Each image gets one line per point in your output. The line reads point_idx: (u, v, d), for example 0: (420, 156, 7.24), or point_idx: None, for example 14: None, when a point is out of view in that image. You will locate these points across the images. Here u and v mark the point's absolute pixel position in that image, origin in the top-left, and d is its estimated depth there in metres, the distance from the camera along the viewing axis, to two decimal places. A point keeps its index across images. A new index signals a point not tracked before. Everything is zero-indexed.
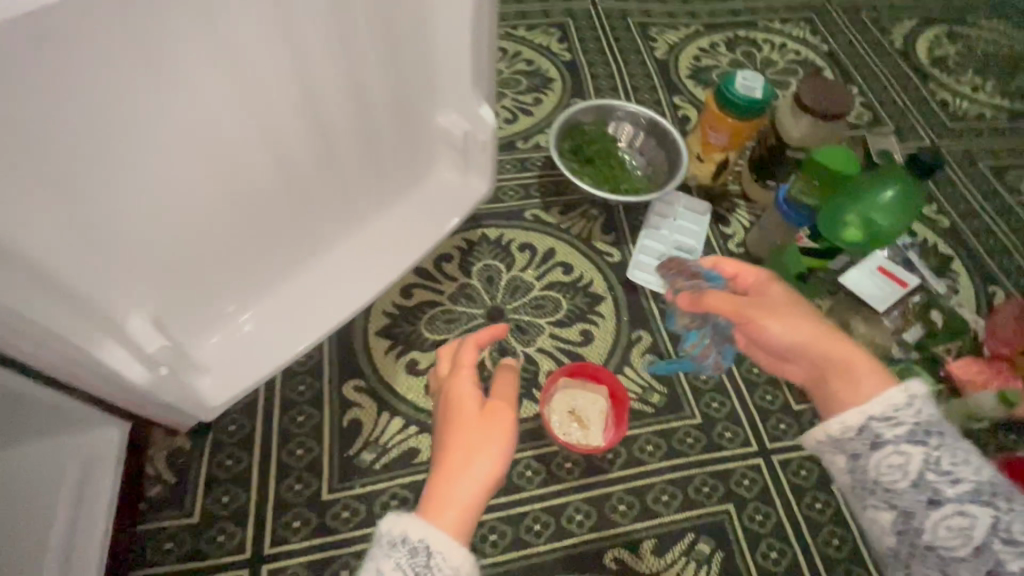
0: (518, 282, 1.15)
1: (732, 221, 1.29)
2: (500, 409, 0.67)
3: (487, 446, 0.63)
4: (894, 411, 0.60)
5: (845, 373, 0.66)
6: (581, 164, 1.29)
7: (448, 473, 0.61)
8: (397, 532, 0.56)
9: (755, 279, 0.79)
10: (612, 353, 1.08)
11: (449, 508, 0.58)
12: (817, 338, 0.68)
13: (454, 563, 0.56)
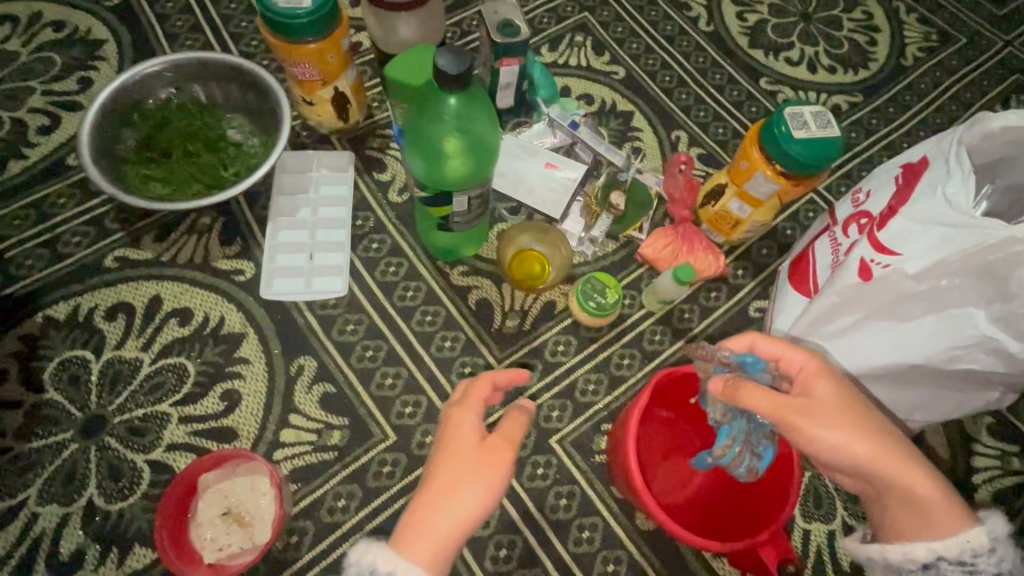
0: (117, 366, 0.85)
1: (387, 163, 1.04)
2: (499, 447, 0.59)
3: (471, 488, 0.56)
4: (976, 557, 0.54)
5: (918, 509, 0.57)
6: (156, 166, 0.93)
7: (429, 505, 0.56)
8: (386, 570, 0.53)
9: (799, 365, 0.65)
10: (270, 404, 0.84)
11: (423, 540, 0.54)
12: (880, 460, 0.58)
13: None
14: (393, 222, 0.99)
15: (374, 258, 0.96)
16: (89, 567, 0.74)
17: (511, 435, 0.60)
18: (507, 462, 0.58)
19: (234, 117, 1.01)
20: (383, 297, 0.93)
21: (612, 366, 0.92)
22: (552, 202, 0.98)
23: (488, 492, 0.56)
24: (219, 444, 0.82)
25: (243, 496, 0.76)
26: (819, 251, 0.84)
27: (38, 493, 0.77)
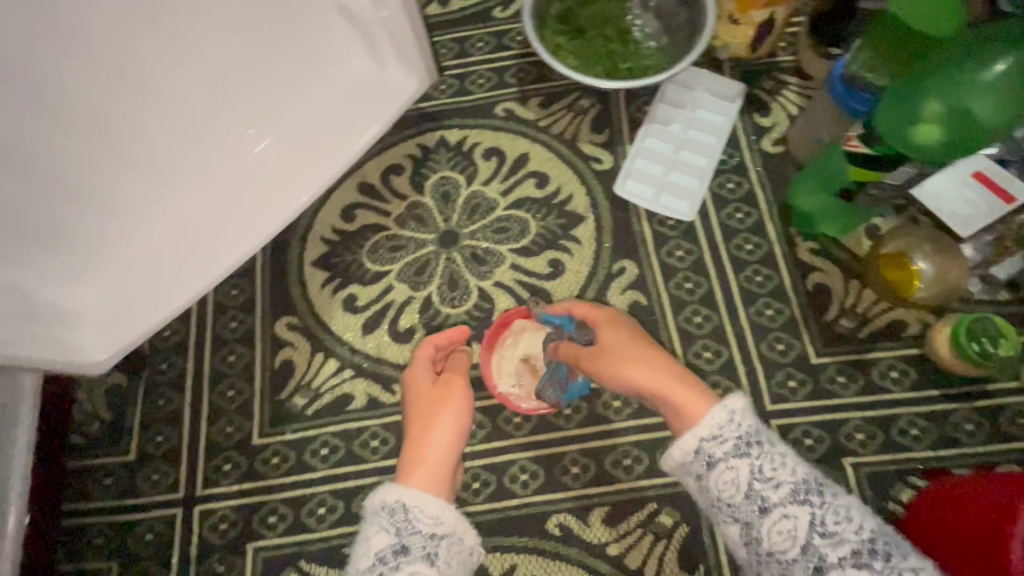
0: (478, 199, 0.96)
1: (773, 108, 0.96)
2: (449, 381, 0.67)
3: (447, 412, 0.63)
4: (803, 492, 0.48)
5: (685, 413, 0.55)
6: (570, 38, 0.98)
7: (421, 425, 0.63)
8: (391, 501, 0.54)
9: (595, 318, 0.68)
10: (585, 288, 0.89)
11: (431, 458, 0.59)
12: (655, 381, 0.58)
13: (433, 514, 0.54)
14: (757, 170, 0.93)
15: (724, 198, 0.92)
16: (415, 346, 0.88)
17: (646, 339, 0.65)
18: (688, 371, 0.58)
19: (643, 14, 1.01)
20: (720, 238, 0.90)
21: (950, 423, 0.79)
22: None
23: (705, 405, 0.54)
24: (534, 301, 0.89)
25: (545, 355, 0.79)
26: None
27: (396, 272, 0.92)
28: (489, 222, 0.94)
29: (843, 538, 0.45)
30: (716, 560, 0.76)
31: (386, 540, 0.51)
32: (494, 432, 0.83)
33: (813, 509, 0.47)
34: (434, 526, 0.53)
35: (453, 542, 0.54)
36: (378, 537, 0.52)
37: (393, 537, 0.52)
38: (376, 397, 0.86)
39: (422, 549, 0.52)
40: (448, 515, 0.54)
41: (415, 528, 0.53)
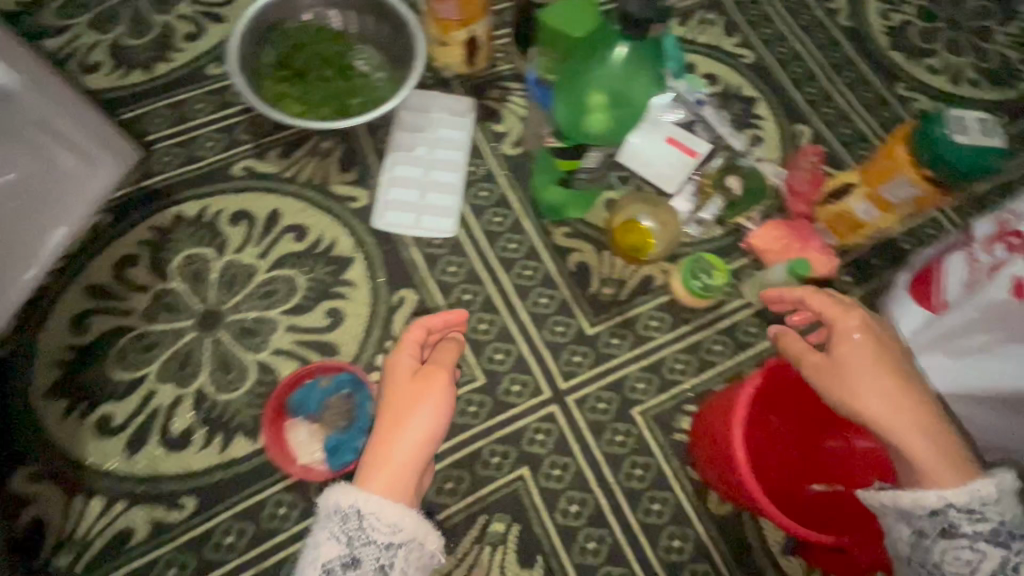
0: (234, 269, 0.89)
1: (504, 115, 1.03)
2: (433, 376, 0.63)
3: (440, 416, 0.60)
4: (980, 505, 0.52)
5: (934, 459, 0.56)
6: (292, 84, 0.96)
7: (385, 435, 0.59)
8: (346, 506, 0.55)
9: (851, 330, 0.63)
10: (369, 329, 0.87)
11: (396, 456, 0.58)
12: (895, 422, 0.58)
13: (390, 521, 0.55)
14: (503, 174, 0.99)
15: (481, 207, 0.97)
16: (196, 447, 0.79)
17: (899, 362, 0.61)
18: (938, 428, 0.57)
19: (365, 49, 1.02)
20: (486, 245, 0.95)
21: (704, 350, 0.91)
22: (666, 175, 0.96)
23: (958, 471, 0.54)
24: (319, 357, 0.86)
25: (342, 409, 0.77)
26: (953, 267, 0.80)
27: (157, 372, 0.82)
28: (252, 289, 0.88)
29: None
30: (550, 545, 0.80)
31: (337, 548, 0.54)
32: (307, 506, 0.78)
33: (1009, 553, 0.50)
34: (391, 535, 0.55)
35: (414, 549, 0.56)
36: (330, 544, 0.55)
37: (344, 545, 0.55)
38: (163, 519, 0.76)
39: (376, 559, 0.54)
40: (409, 521, 0.55)
41: (370, 538, 0.55)
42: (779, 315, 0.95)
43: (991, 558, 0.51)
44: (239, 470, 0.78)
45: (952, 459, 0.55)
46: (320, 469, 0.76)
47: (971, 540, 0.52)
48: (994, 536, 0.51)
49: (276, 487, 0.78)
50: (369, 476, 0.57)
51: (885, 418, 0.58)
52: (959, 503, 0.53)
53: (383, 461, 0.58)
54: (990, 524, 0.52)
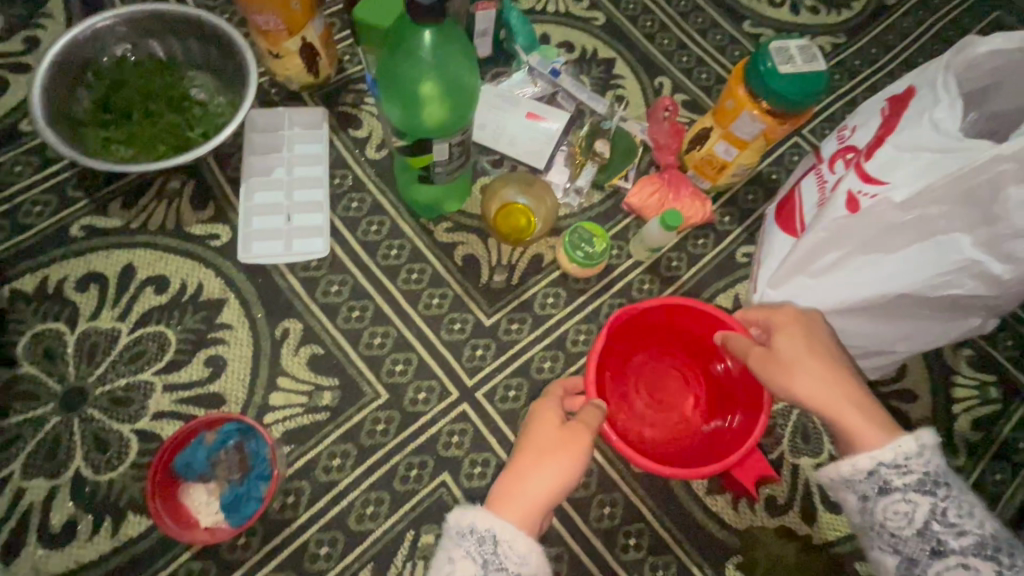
0: (93, 338, 0.82)
1: (363, 119, 0.99)
2: (581, 425, 0.61)
3: (554, 462, 0.58)
4: (904, 459, 0.56)
5: (855, 414, 0.60)
6: (118, 127, 0.89)
7: (515, 477, 0.57)
8: (482, 529, 0.54)
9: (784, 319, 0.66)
10: (256, 369, 0.83)
11: (519, 497, 0.56)
12: (829, 396, 0.61)
13: (521, 551, 0.53)
14: (373, 180, 0.96)
15: (355, 218, 0.93)
16: (82, 539, 0.72)
17: (838, 356, 0.64)
18: (868, 399, 0.61)
19: (198, 75, 0.95)
20: (366, 257, 0.91)
21: (603, 316, 0.92)
22: (534, 151, 0.96)
23: (881, 434, 0.58)
24: (207, 411, 0.80)
25: (233, 462, 0.74)
26: (806, 191, 0.84)
27: (23, 468, 0.75)
28: (116, 356, 0.81)
29: (963, 530, 0.53)
30: None
31: (472, 569, 0.53)
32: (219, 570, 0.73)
33: (937, 500, 0.54)
34: (520, 564, 0.53)
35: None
36: (466, 562, 0.54)
37: (479, 567, 0.54)
38: None
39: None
40: (533, 553, 0.54)
41: (500, 563, 0.53)
42: (669, 266, 0.96)
43: (922, 506, 0.55)
44: (136, 550, 0.72)
45: (874, 415, 0.60)
46: (224, 530, 0.71)
47: (903, 492, 0.56)
48: (920, 486, 0.55)
49: (182, 558, 0.73)
50: (516, 498, 0.56)
51: (529, 501, 0.56)
52: (864, 478, 0.58)
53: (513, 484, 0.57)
54: (916, 475, 0.56)
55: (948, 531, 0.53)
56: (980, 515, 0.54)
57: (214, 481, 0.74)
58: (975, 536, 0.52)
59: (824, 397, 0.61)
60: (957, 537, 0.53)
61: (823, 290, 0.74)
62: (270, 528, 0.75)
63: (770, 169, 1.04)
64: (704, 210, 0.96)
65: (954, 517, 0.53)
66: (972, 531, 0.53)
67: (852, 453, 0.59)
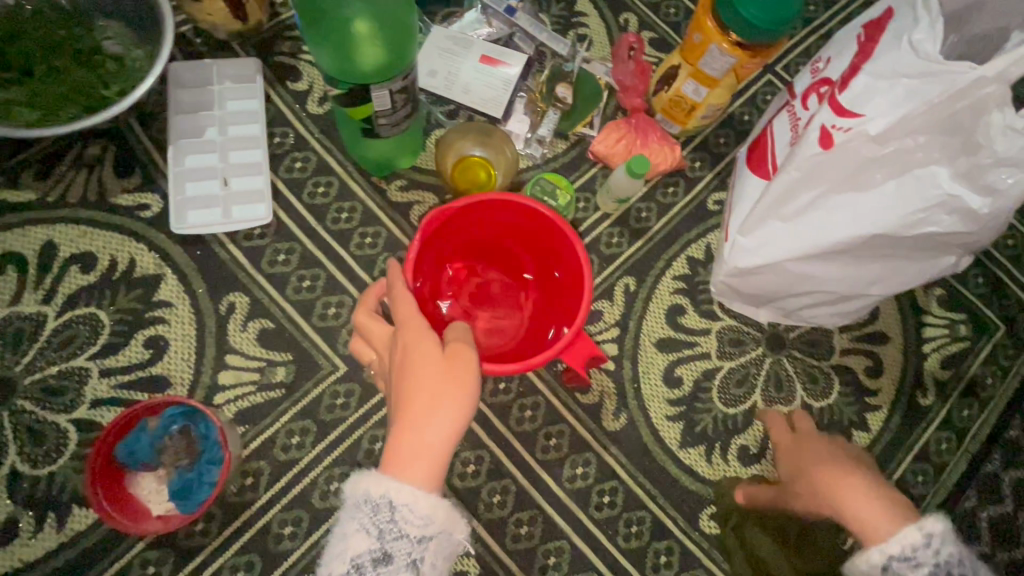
0: (18, 324, 0.75)
1: (301, 69, 0.90)
2: (461, 355, 0.55)
3: (445, 414, 0.52)
4: (913, 552, 0.52)
5: (863, 520, 0.56)
6: (17, 87, 0.79)
7: (408, 429, 0.51)
8: (377, 497, 0.49)
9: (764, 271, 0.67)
10: (202, 348, 0.77)
11: (417, 459, 0.50)
12: (828, 493, 0.60)
13: (424, 512, 0.49)
14: (316, 137, 0.88)
15: (299, 179, 0.86)
16: (26, 536, 0.68)
17: (863, 471, 0.61)
18: (885, 488, 0.58)
19: (110, 25, 0.84)
20: (315, 221, 0.84)
21: None
22: (492, 99, 0.88)
23: (894, 522, 0.55)
24: (151, 395, 0.75)
25: (180, 446, 0.70)
26: (778, 131, 0.79)
27: None
28: (45, 343, 0.74)
29: (920, 562, 0.52)
30: (456, 511, 0.77)
31: (366, 543, 0.48)
32: (178, 557, 0.70)
33: None
34: (422, 527, 0.49)
35: (441, 538, 0.50)
36: (360, 536, 0.49)
37: (375, 538, 0.49)
38: None
39: (408, 554, 0.48)
40: (437, 510, 0.50)
41: (401, 531, 0.49)
42: (638, 217, 0.92)
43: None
44: (86, 544, 0.68)
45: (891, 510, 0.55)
46: (179, 518, 0.67)
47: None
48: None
49: (137, 548, 0.69)
50: (411, 454, 0.51)
51: (424, 453, 0.51)
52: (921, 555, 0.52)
53: (411, 440, 0.51)
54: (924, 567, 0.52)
55: None
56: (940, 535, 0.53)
57: (163, 467, 0.70)
58: (929, 566, 0.52)
59: (867, 510, 0.56)
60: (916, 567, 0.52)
61: (794, 233, 0.70)
62: (229, 512, 0.72)
63: (742, 109, 0.99)
64: (672, 155, 0.91)
65: (917, 555, 0.52)
66: (930, 562, 0.52)
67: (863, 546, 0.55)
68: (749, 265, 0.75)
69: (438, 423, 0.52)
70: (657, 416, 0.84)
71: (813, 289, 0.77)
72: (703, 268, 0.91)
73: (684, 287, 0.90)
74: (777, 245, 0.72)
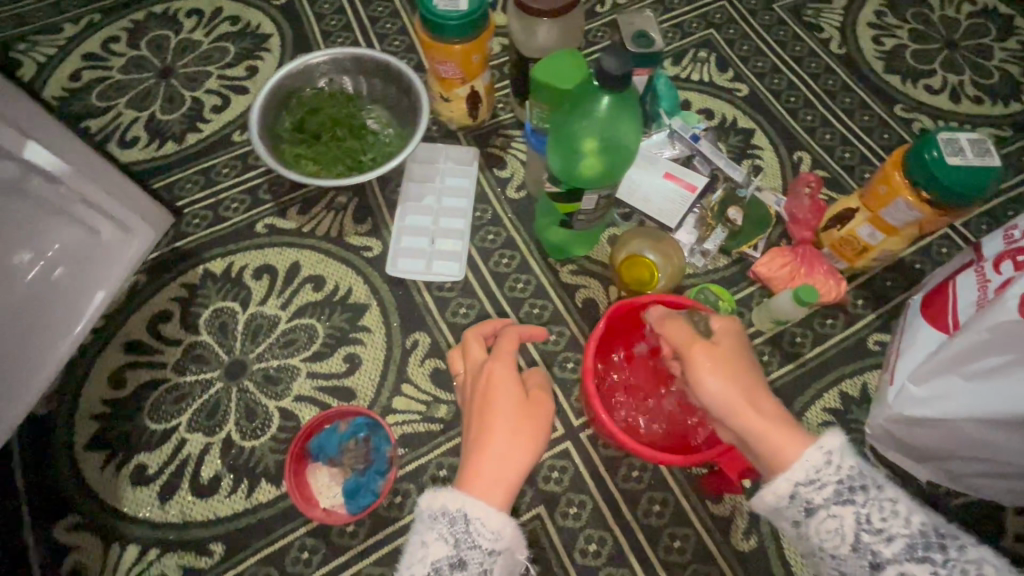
0: (259, 320, 0.94)
1: (508, 161, 1.09)
2: (539, 401, 0.65)
3: (522, 449, 0.60)
4: (815, 473, 0.55)
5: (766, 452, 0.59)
6: (305, 143, 1.03)
7: (479, 453, 0.59)
8: (455, 509, 0.55)
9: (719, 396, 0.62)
10: (385, 372, 0.91)
11: (490, 475, 0.57)
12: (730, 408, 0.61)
13: (494, 529, 0.55)
14: (509, 217, 1.04)
15: (488, 248, 1.01)
16: (223, 495, 0.82)
17: (750, 383, 0.63)
18: (774, 423, 0.59)
19: (375, 109, 1.11)
20: (495, 286, 0.98)
21: None
22: (668, 210, 0.99)
23: (796, 447, 0.58)
24: (339, 403, 0.89)
25: (359, 452, 0.81)
26: (963, 288, 0.79)
27: (187, 422, 0.86)
28: (274, 339, 0.93)
29: (892, 535, 0.51)
30: None
31: (444, 549, 0.54)
32: (326, 549, 0.79)
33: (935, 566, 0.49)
34: (493, 541, 0.55)
35: (507, 555, 0.56)
36: (438, 544, 0.54)
37: (450, 546, 0.54)
38: (191, 565, 0.79)
39: (480, 564, 0.54)
40: (504, 530, 0.56)
41: (474, 541, 0.55)
42: (791, 341, 0.94)
43: (848, 518, 0.53)
44: (263, 515, 0.81)
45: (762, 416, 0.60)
46: (341, 516, 0.77)
47: (827, 508, 0.54)
48: (839, 497, 0.54)
49: (299, 531, 0.80)
50: (473, 470, 0.58)
51: (483, 476, 0.58)
52: (826, 474, 0.55)
53: (476, 455, 0.59)
54: (902, 540, 0.51)
55: (878, 539, 0.52)
56: (904, 511, 0.53)
57: (341, 470, 0.81)
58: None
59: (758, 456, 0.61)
60: (886, 543, 0.51)
61: (971, 393, 0.70)
62: (377, 524, 0.81)
63: (914, 257, 1.00)
64: (836, 289, 0.93)
65: (880, 523, 0.52)
66: (903, 535, 0.51)
67: (773, 479, 0.58)
68: (919, 414, 0.75)
69: (503, 448, 0.59)
70: (788, 547, 0.81)
71: (992, 457, 0.73)
72: (857, 406, 0.90)
73: (832, 421, 0.90)
74: (949, 399, 0.72)
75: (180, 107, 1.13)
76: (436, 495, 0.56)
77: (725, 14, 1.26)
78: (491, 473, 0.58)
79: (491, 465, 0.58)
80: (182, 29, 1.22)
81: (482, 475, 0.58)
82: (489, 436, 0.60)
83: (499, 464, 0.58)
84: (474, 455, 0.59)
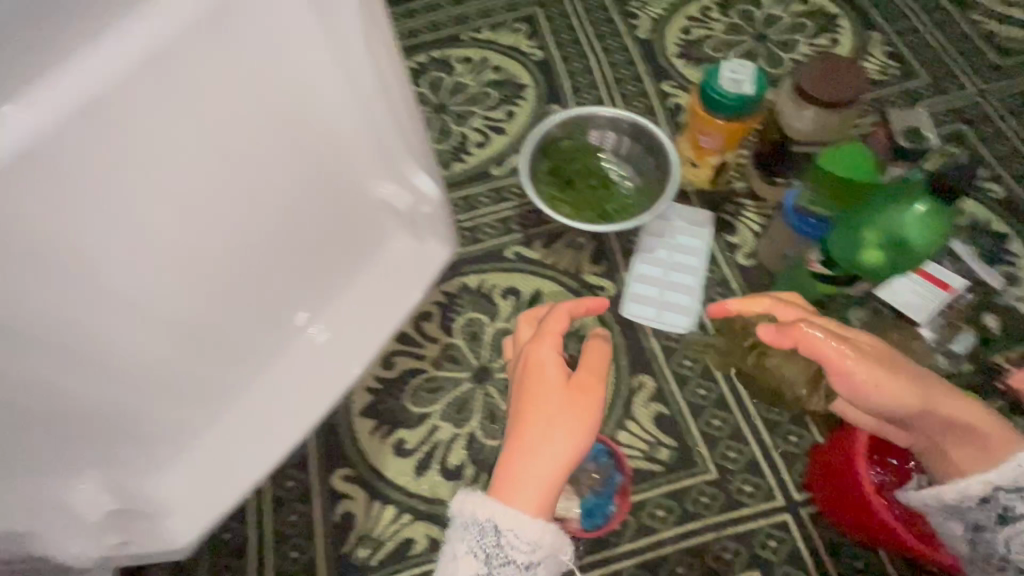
0: (504, 335, 1.08)
1: (739, 227, 1.14)
2: (588, 390, 0.60)
3: (563, 445, 0.58)
4: None
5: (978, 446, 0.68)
6: (560, 189, 1.17)
7: (520, 451, 0.58)
8: (483, 520, 0.57)
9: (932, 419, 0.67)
10: (612, 406, 0.98)
11: (528, 484, 0.57)
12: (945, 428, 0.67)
13: (530, 539, 0.57)
14: (738, 283, 1.10)
15: None
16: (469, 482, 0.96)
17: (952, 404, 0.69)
18: (982, 426, 0.68)
19: (617, 163, 1.22)
20: None
21: None
22: (917, 303, 0.95)
23: (1007, 443, 0.67)
24: None
25: (594, 476, 0.90)
26: None
27: (440, 412, 1.01)
28: None
29: None
30: None
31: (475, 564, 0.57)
32: None
33: None
34: (529, 554, 0.57)
35: (546, 561, 0.59)
36: (469, 557, 0.58)
37: (481, 561, 0.57)
38: (437, 536, 0.92)
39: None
40: (540, 535, 0.57)
41: (508, 556, 0.57)
42: None
43: None
44: None
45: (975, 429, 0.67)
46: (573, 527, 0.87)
47: None
48: None
49: None
50: (513, 465, 0.58)
51: (516, 473, 0.58)
52: None
53: (518, 450, 0.58)
54: None
55: None
56: None
57: (576, 489, 0.90)
58: None
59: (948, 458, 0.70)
60: None
61: None
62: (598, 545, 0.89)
63: None
64: None
65: None
66: None
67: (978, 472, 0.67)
68: None
69: (541, 445, 0.58)
70: None
71: None
72: None
73: None
74: None
75: (449, 139, 1.33)
76: (476, 505, 0.58)
77: (980, 110, 1.26)
78: (526, 470, 0.57)
79: (522, 458, 0.58)
80: (454, 72, 1.44)
81: (519, 475, 0.58)
82: (529, 423, 0.59)
83: (542, 463, 0.57)
84: (517, 451, 0.58)
